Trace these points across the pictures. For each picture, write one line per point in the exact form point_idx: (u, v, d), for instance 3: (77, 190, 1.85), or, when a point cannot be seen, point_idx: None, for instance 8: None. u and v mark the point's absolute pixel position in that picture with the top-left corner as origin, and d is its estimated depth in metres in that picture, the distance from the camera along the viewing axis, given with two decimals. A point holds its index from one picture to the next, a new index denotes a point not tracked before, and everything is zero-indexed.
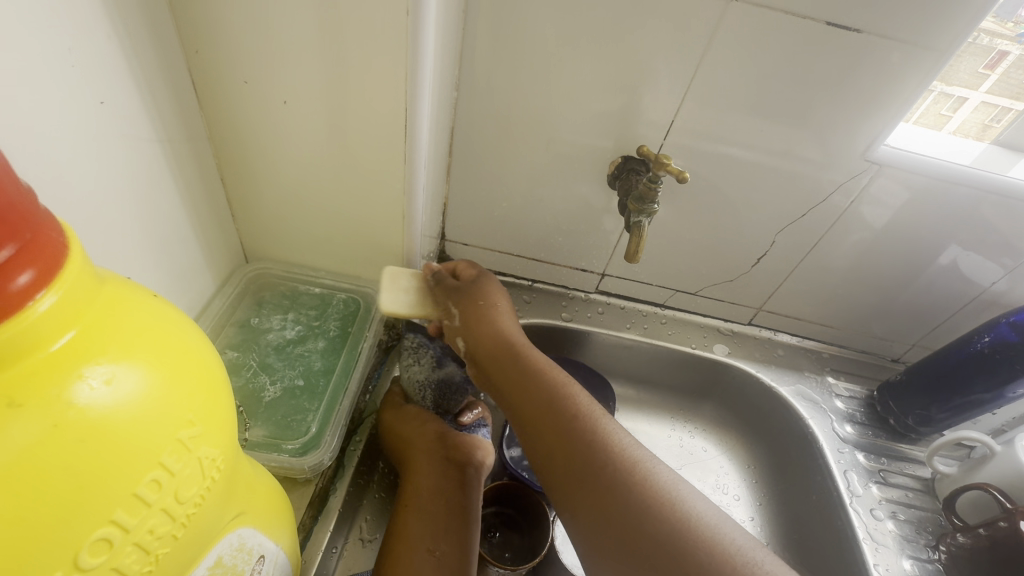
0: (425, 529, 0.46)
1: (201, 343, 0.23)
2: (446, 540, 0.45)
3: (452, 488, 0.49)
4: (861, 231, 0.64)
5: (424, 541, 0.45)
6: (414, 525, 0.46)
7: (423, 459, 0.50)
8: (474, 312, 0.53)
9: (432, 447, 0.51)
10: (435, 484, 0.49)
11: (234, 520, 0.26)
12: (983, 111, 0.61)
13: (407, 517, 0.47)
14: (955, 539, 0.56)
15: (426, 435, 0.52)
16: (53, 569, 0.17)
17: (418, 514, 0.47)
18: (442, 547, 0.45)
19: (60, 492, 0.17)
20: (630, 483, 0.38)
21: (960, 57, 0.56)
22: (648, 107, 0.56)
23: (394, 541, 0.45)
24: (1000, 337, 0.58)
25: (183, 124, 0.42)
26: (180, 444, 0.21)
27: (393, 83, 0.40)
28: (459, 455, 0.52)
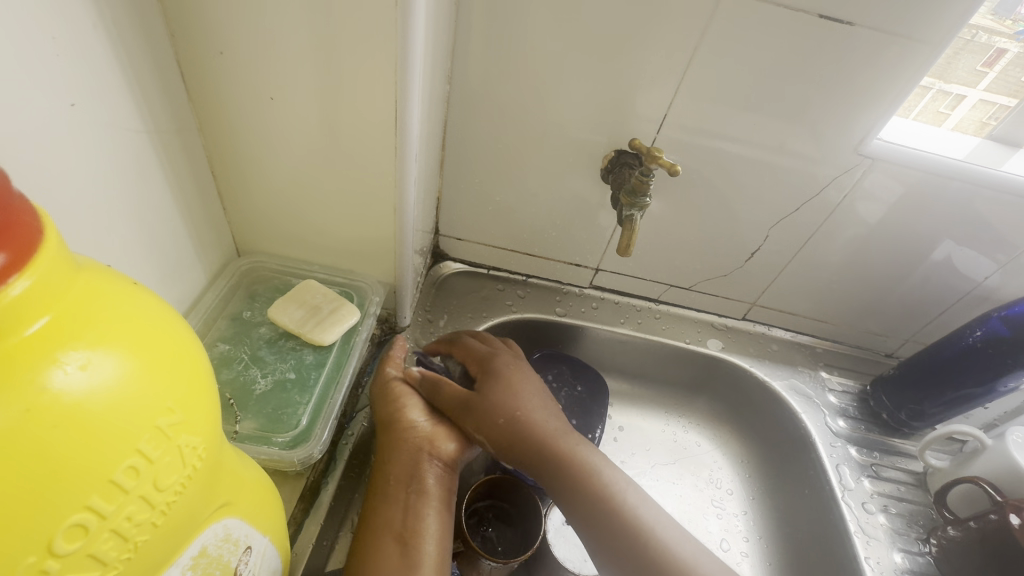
0: (397, 517, 0.45)
1: (185, 331, 0.23)
2: (418, 530, 0.44)
3: (427, 475, 0.47)
4: (854, 226, 0.64)
5: (395, 529, 0.44)
6: (386, 512, 0.45)
7: (399, 444, 0.48)
8: (500, 422, 0.49)
9: (409, 432, 0.49)
10: (409, 471, 0.47)
11: (218, 510, 0.25)
12: (981, 108, 0.62)
13: (380, 503, 0.46)
14: (946, 532, 0.56)
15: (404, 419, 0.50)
16: (24, 555, 0.17)
17: (389, 501, 0.46)
18: (412, 535, 0.44)
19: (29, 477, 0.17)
20: (612, 507, 0.45)
21: (958, 54, 0.57)
22: (642, 101, 0.56)
23: (368, 528, 0.45)
24: (991, 331, 0.58)
25: (172, 116, 0.42)
26: (160, 431, 0.20)
27: (382, 74, 0.40)
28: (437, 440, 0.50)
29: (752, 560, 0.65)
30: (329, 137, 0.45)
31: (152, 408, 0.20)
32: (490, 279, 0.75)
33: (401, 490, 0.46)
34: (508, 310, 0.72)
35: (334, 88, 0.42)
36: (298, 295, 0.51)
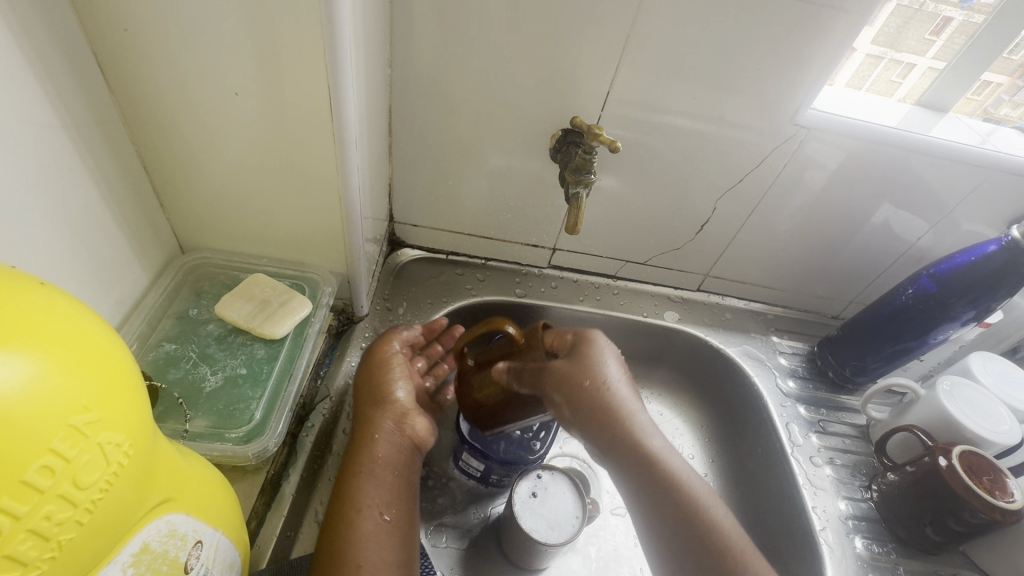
0: (380, 496, 0.45)
1: (94, 325, 0.21)
2: (398, 512, 0.46)
3: (407, 459, 0.49)
4: (796, 194, 0.66)
5: (377, 508, 0.45)
6: (369, 491, 0.45)
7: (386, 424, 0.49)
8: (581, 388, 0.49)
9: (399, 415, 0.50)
10: (394, 454, 0.48)
11: (156, 508, 0.25)
12: (931, 76, 0.65)
13: (363, 481, 0.46)
14: (886, 478, 0.60)
15: (393, 400, 0.51)
16: None
17: (375, 480, 0.46)
18: (392, 515, 0.45)
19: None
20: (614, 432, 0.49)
21: (907, 25, 0.61)
22: (584, 78, 0.57)
23: (346, 507, 0.44)
24: (922, 288, 0.61)
25: (92, 109, 0.40)
26: (75, 430, 0.19)
27: (313, 59, 0.39)
28: (418, 424, 0.52)
29: None
30: (263, 126, 0.44)
31: (63, 406, 0.19)
32: (448, 264, 0.75)
33: (385, 469, 0.47)
34: (468, 294, 0.73)
35: (265, 74, 0.41)
36: (246, 290, 0.51)
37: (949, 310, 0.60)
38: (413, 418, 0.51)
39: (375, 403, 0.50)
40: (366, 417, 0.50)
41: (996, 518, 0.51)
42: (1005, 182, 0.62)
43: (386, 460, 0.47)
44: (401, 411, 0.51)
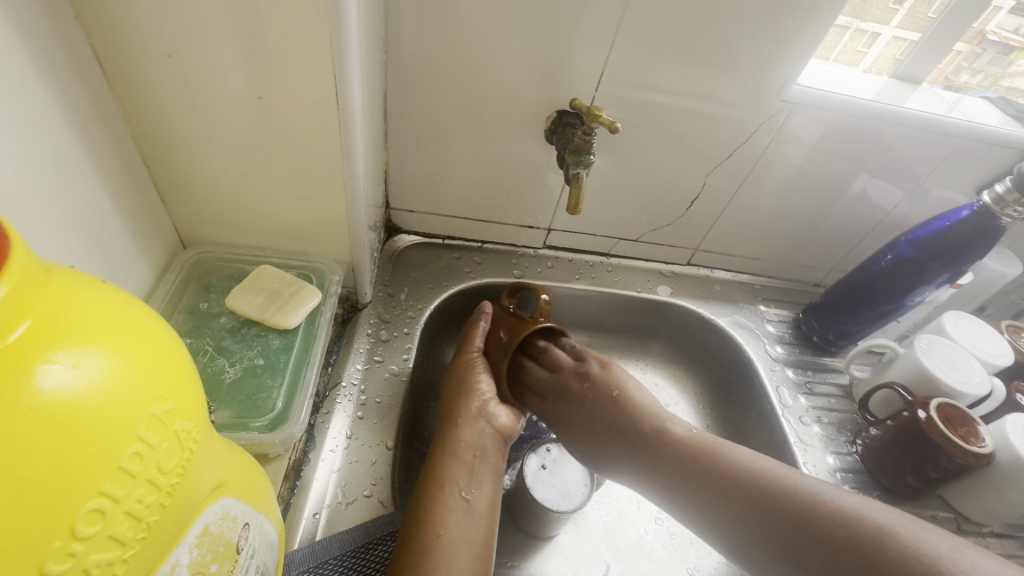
0: (461, 475, 0.49)
1: (154, 320, 0.23)
2: (478, 491, 0.49)
3: (491, 445, 0.54)
4: (781, 168, 0.69)
5: (458, 487, 0.49)
6: (453, 470, 0.50)
7: (472, 413, 0.55)
8: None
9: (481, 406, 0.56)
10: (475, 440, 0.53)
11: (214, 490, 0.26)
12: (894, 45, 0.68)
13: (448, 461, 0.50)
14: (869, 432, 0.64)
15: (476, 393, 0.57)
16: (49, 542, 0.17)
17: (457, 460, 0.50)
18: (472, 494, 0.49)
19: (43, 476, 0.17)
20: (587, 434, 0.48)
21: None
22: (578, 59, 0.57)
23: (431, 483, 0.48)
24: (900, 254, 0.65)
25: (94, 104, 0.39)
26: (156, 419, 0.20)
27: (319, 47, 0.39)
28: (497, 415, 0.56)
29: None
30: (269, 118, 0.44)
31: (144, 397, 0.20)
32: (445, 249, 0.76)
33: (466, 450, 0.52)
34: (467, 277, 0.74)
35: (270, 65, 0.41)
36: (255, 282, 0.51)
37: (925, 273, 0.64)
38: (493, 409, 0.56)
39: (465, 396, 0.57)
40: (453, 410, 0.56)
41: (971, 461, 0.56)
42: (974, 150, 0.66)
43: (468, 445, 0.52)
44: (484, 403, 0.56)
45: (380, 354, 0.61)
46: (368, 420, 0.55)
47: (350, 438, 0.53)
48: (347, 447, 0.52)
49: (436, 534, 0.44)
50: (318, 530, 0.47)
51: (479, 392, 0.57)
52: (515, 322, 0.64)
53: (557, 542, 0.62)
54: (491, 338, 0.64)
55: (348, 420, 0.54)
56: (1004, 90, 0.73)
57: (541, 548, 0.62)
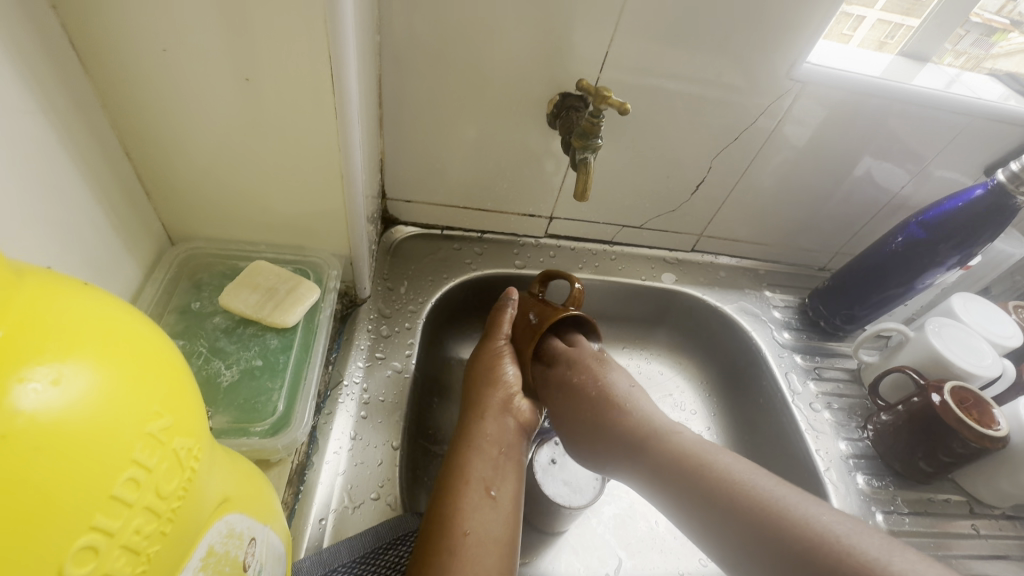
0: (485, 470, 0.48)
1: (147, 326, 0.20)
2: (501, 488, 0.48)
3: (513, 439, 0.52)
4: (787, 150, 0.67)
5: (483, 482, 0.47)
6: (476, 465, 0.48)
7: (496, 404, 0.54)
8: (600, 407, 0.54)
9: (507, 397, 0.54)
10: (499, 433, 0.52)
11: (218, 508, 0.24)
12: (879, 28, 0.66)
13: (473, 455, 0.49)
14: (881, 418, 0.63)
15: (502, 383, 0.55)
16: None
17: (482, 453, 0.49)
18: (498, 490, 0.48)
19: (28, 511, 0.15)
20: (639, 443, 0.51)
21: None
22: (582, 40, 0.55)
23: (455, 478, 0.47)
24: (911, 235, 0.64)
25: (69, 91, 0.36)
26: (152, 438, 0.18)
27: (311, 26, 0.37)
28: (522, 407, 0.55)
29: None
30: (261, 105, 0.41)
31: (138, 414, 0.18)
32: (444, 240, 0.73)
33: (490, 443, 0.50)
34: (468, 269, 0.71)
35: (260, 48, 0.38)
36: (250, 278, 0.49)
37: (936, 255, 0.63)
38: (519, 402, 0.55)
39: (490, 385, 0.55)
40: (476, 400, 0.55)
41: (985, 445, 0.55)
42: (983, 129, 0.65)
43: (494, 438, 0.51)
44: (511, 394, 0.55)
45: (381, 350, 0.59)
46: (372, 419, 0.53)
47: (354, 439, 0.51)
48: (352, 448, 0.50)
49: (463, 533, 0.43)
50: (326, 536, 0.45)
51: (506, 381, 0.56)
52: (546, 306, 0.60)
53: (568, 536, 0.61)
54: (521, 324, 0.61)
55: (352, 420, 0.52)
56: (986, 72, 0.71)
57: (552, 544, 0.60)
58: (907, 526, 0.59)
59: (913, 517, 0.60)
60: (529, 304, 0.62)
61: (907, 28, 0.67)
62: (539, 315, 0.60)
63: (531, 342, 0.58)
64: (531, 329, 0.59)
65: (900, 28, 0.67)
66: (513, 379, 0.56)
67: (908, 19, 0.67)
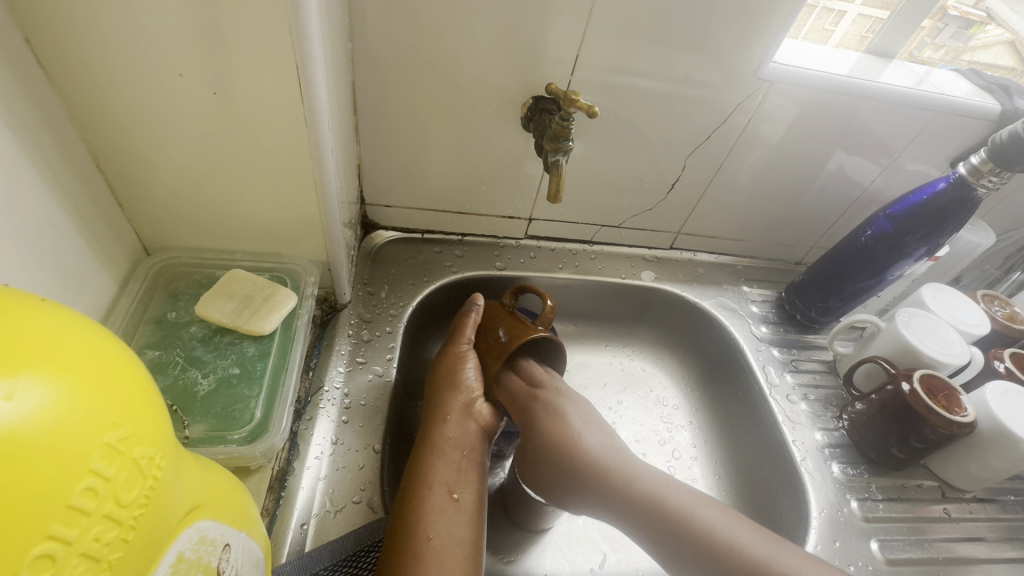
0: (448, 475, 0.49)
1: (106, 340, 0.21)
2: (465, 490, 0.49)
3: (476, 443, 0.53)
4: (759, 148, 0.68)
5: (446, 486, 0.48)
6: (440, 469, 0.49)
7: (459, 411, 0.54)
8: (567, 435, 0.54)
9: (467, 402, 0.55)
10: (462, 437, 0.52)
11: (187, 515, 0.25)
12: (860, 22, 0.69)
13: (438, 461, 0.49)
14: (855, 407, 0.65)
15: (464, 387, 0.56)
16: None
17: (444, 457, 0.50)
18: (461, 494, 0.48)
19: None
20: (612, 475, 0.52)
21: None
22: (553, 43, 0.56)
23: (416, 484, 0.48)
24: (879, 229, 0.65)
25: (36, 105, 0.37)
26: (111, 448, 0.19)
27: (278, 37, 0.37)
28: (482, 410, 0.55)
29: (702, 462, 0.72)
30: (231, 114, 0.42)
31: (95, 425, 0.18)
32: (424, 244, 0.74)
33: (450, 450, 0.51)
34: (449, 271, 0.72)
35: (228, 57, 0.38)
36: (226, 287, 0.49)
37: (904, 248, 0.65)
38: (479, 406, 0.55)
39: (452, 393, 0.55)
40: (438, 407, 0.55)
41: (954, 431, 0.57)
42: (947, 123, 0.67)
43: (455, 442, 0.51)
44: (470, 399, 0.55)
45: (362, 355, 0.60)
46: (353, 424, 0.54)
47: (335, 444, 0.52)
48: (333, 452, 0.51)
49: (428, 537, 0.44)
50: (307, 541, 0.45)
51: (468, 390, 0.55)
52: (516, 323, 0.59)
53: (552, 534, 0.62)
54: (489, 338, 0.59)
55: (333, 425, 0.53)
56: (967, 63, 0.74)
57: (536, 542, 0.61)
58: (882, 512, 0.60)
59: (888, 503, 0.61)
60: (498, 316, 0.61)
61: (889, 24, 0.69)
62: (508, 332, 0.58)
63: (498, 359, 0.57)
64: (499, 346, 0.58)
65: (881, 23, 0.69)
66: (474, 386, 0.56)
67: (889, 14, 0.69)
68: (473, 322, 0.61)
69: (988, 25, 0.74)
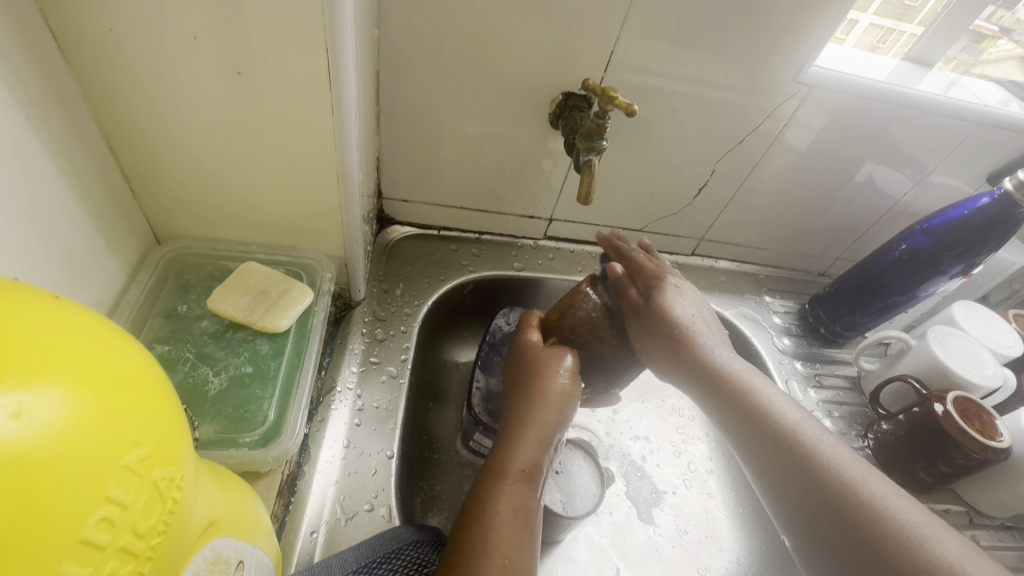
0: (519, 499, 0.42)
1: (125, 345, 0.19)
2: (534, 518, 0.42)
3: (545, 469, 0.45)
4: (786, 155, 0.66)
5: (518, 510, 0.41)
6: (509, 493, 0.42)
7: (550, 428, 0.46)
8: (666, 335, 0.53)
9: (555, 421, 0.46)
10: (533, 460, 0.44)
11: (205, 533, 0.23)
12: (871, 33, 0.66)
13: (518, 484, 0.42)
14: (881, 426, 0.63)
15: (556, 401, 0.47)
16: None
17: (512, 483, 0.42)
18: (529, 520, 0.41)
19: None
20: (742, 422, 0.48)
21: None
22: (586, 38, 0.53)
23: (489, 502, 0.41)
24: (915, 243, 0.63)
25: (49, 81, 0.34)
26: (129, 471, 0.17)
27: (309, 20, 0.35)
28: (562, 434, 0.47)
29: (717, 476, 0.70)
30: (253, 100, 0.40)
31: (113, 444, 0.17)
32: (441, 240, 0.72)
33: (530, 477, 0.43)
34: (466, 270, 0.70)
35: (253, 39, 0.36)
36: (239, 280, 0.47)
37: (939, 263, 0.62)
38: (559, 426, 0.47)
39: (549, 403, 0.47)
40: (525, 417, 0.46)
41: (987, 456, 0.55)
42: (984, 137, 0.64)
43: (526, 464, 0.43)
44: (556, 415, 0.47)
45: (376, 355, 0.57)
46: (366, 426, 0.52)
47: (347, 447, 0.50)
48: (346, 457, 0.49)
49: (502, 563, 0.38)
50: (317, 550, 0.43)
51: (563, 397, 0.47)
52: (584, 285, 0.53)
53: (565, 545, 0.60)
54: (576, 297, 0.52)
55: (344, 427, 0.51)
56: (977, 79, 0.70)
57: (549, 553, 0.59)
58: None
59: None
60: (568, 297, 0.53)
61: (897, 32, 0.67)
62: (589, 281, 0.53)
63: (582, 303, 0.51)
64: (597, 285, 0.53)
65: (891, 33, 0.67)
66: (564, 393, 0.47)
67: (899, 24, 0.66)
68: (570, 356, 0.50)
69: (999, 40, 0.71)
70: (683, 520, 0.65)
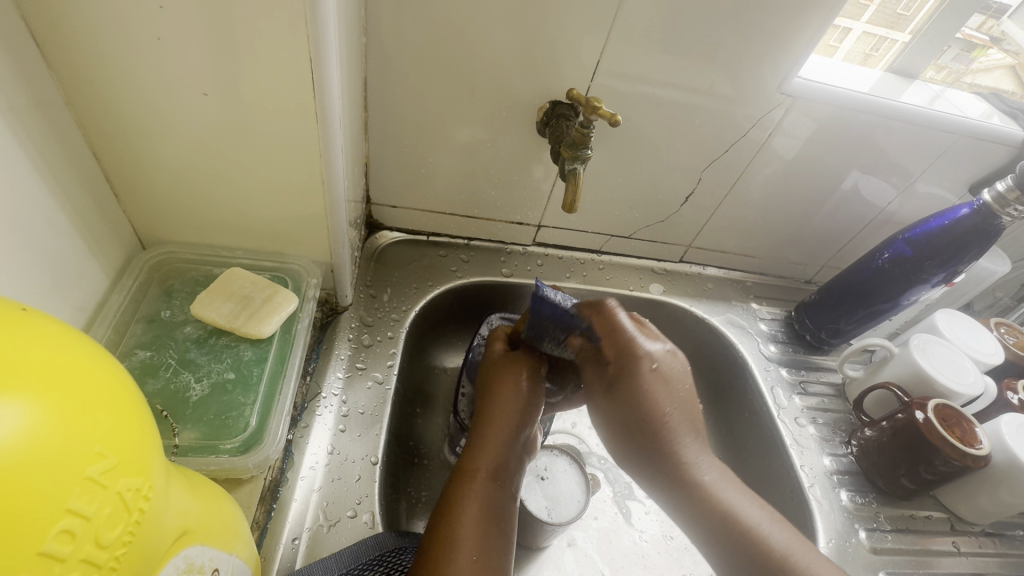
0: (486, 498, 0.42)
1: (95, 356, 0.20)
2: (502, 515, 0.42)
3: (513, 469, 0.46)
4: (772, 164, 0.67)
5: (484, 509, 0.42)
6: (472, 494, 0.42)
7: (513, 430, 0.47)
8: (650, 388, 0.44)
9: (518, 420, 0.47)
10: (498, 461, 0.45)
11: (175, 543, 0.23)
12: (865, 41, 0.67)
13: (484, 484, 0.43)
14: (864, 434, 0.63)
15: (519, 400, 0.48)
16: None
17: (477, 483, 0.43)
18: (496, 519, 0.42)
19: None
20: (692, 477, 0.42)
21: None
22: (573, 48, 0.54)
23: (454, 502, 0.42)
24: (898, 252, 0.64)
25: (31, 86, 0.34)
26: (92, 482, 0.17)
27: (291, 28, 0.35)
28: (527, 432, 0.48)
29: None
30: (236, 107, 0.40)
31: (77, 456, 0.17)
32: (430, 246, 0.72)
33: (497, 475, 0.44)
34: (454, 276, 0.70)
35: (235, 46, 0.36)
36: (223, 286, 0.47)
37: (921, 271, 0.63)
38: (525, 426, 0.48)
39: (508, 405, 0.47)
40: (487, 420, 0.47)
41: (968, 463, 0.56)
42: (967, 147, 0.65)
43: (491, 466, 0.44)
44: (519, 416, 0.48)
45: (362, 361, 0.58)
46: (351, 433, 0.52)
47: (331, 454, 0.50)
48: (329, 462, 0.49)
49: (468, 560, 0.38)
50: (299, 556, 0.43)
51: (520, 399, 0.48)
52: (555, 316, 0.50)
53: (550, 552, 0.60)
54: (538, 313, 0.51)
55: (329, 434, 0.51)
56: (966, 89, 0.71)
57: (534, 560, 0.59)
58: (891, 543, 0.59)
59: (896, 534, 0.60)
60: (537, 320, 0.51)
61: (891, 41, 0.68)
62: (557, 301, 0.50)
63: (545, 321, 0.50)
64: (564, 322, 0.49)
65: (885, 41, 0.68)
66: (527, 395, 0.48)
67: (892, 33, 0.68)
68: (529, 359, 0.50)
69: (991, 49, 0.72)
70: (669, 526, 0.65)
